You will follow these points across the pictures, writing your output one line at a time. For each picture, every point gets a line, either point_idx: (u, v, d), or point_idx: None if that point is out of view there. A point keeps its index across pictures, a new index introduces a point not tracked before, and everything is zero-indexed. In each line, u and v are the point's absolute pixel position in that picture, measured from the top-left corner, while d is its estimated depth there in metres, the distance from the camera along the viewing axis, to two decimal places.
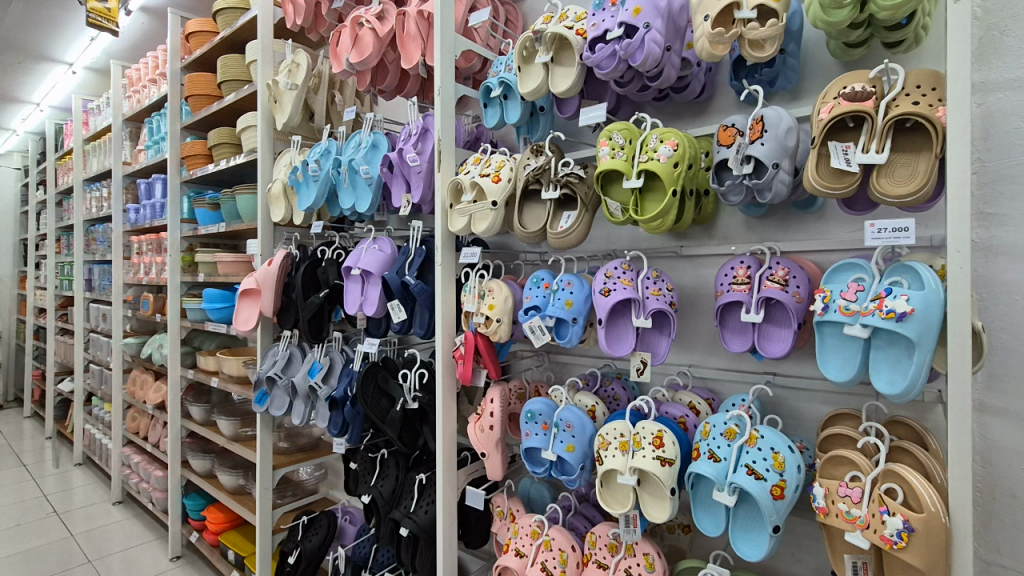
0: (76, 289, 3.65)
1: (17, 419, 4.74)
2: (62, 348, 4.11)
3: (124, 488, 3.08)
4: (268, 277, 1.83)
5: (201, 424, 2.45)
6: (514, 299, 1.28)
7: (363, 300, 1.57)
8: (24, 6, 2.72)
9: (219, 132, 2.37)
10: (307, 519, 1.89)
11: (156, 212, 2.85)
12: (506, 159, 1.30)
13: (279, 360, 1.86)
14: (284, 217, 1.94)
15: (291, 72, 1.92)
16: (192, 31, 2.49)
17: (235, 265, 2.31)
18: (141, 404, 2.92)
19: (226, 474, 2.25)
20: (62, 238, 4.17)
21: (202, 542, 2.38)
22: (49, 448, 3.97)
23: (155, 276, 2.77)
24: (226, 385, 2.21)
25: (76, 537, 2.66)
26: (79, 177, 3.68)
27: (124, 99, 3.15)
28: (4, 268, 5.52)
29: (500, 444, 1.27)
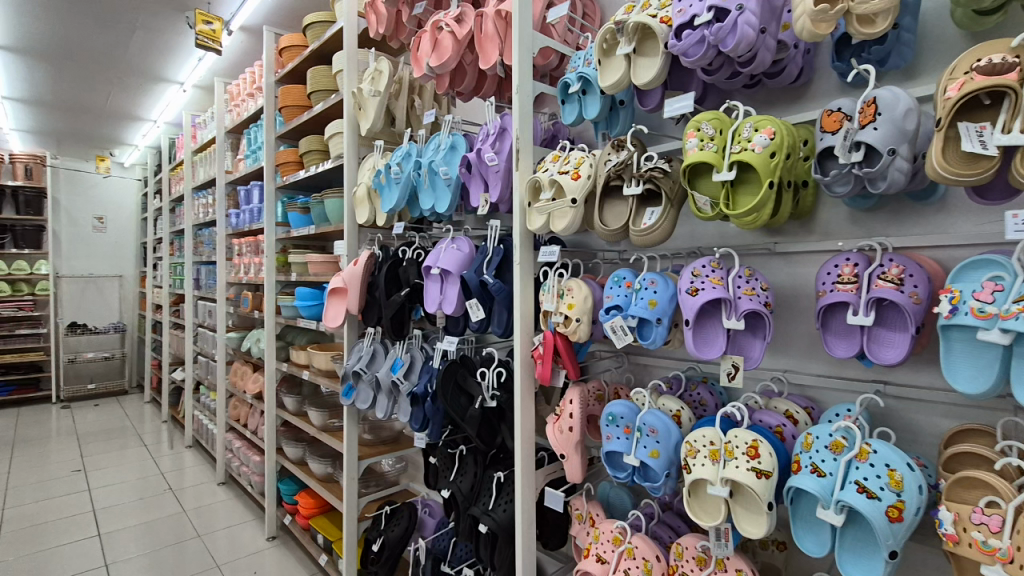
0: (187, 287, 4.03)
1: (139, 403, 5.31)
2: (175, 341, 4.56)
3: (227, 470, 3.36)
4: (353, 277, 1.92)
5: (293, 414, 2.62)
6: (593, 299, 1.25)
7: (442, 299, 1.60)
8: (145, 34, 3.04)
9: (309, 140, 2.52)
10: (390, 510, 1.96)
11: (254, 217, 3.08)
12: (586, 155, 1.26)
13: (364, 356, 1.94)
14: (367, 218, 2.03)
15: (374, 79, 2.00)
16: (285, 46, 2.66)
17: (324, 265, 2.45)
18: (242, 393, 3.17)
19: (315, 462, 2.39)
20: (175, 241, 4.63)
21: (294, 525, 2.54)
22: (165, 430, 4.42)
23: (254, 275, 3.00)
24: (316, 378, 2.35)
25: (187, 514, 2.93)
26: (189, 185, 4.06)
27: (226, 113, 3.44)
28: (127, 268, 6.22)
29: (579, 447, 1.25)
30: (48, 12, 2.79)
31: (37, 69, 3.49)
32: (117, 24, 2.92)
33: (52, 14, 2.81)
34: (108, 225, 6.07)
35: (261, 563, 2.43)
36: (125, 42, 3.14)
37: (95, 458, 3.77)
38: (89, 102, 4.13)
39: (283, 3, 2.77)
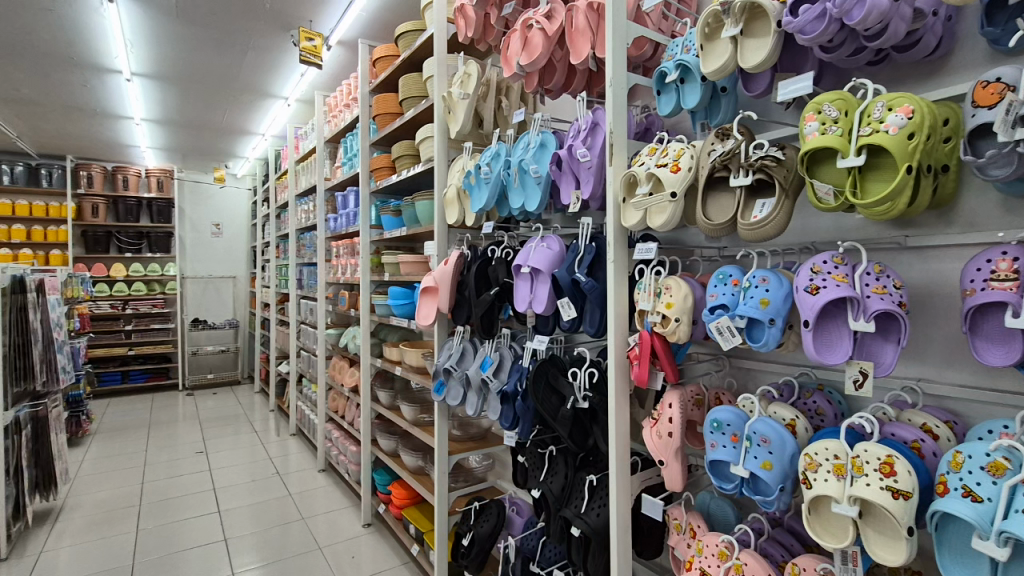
0: (291, 287, 4.36)
1: (250, 393, 5.82)
2: (280, 337, 4.94)
3: (326, 458, 3.59)
4: (445, 276, 1.96)
5: (386, 408, 2.74)
6: (694, 298, 1.18)
7: (533, 298, 1.59)
8: (256, 54, 3.31)
9: (401, 145, 2.62)
10: (478, 505, 2.00)
11: (350, 220, 3.26)
12: (686, 146, 1.20)
13: (454, 353, 1.99)
14: (457, 219, 2.07)
15: (463, 83, 2.03)
16: (379, 57, 2.80)
17: (415, 265, 2.54)
18: (339, 386, 3.37)
19: (407, 454, 2.49)
20: (280, 245, 5.02)
21: (388, 513, 2.66)
22: (273, 419, 4.81)
23: (350, 276, 3.18)
24: (408, 374, 2.44)
25: (293, 497, 3.16)
26: (292, 193, 4.38)
27: (326, 124, 3.68)
28: (240, 270, 6.85)
29: (679, 454, 1.18)
30: (178, 40, 3.12)
31: (168, 93, 3.92)
32: (233, 46, 3.21)
33: (181, 43, 3.15)
34: (223, 231, 6.72)
35: (358, 548, 2.56)
36: (239, 63, 3.44)
37: (215, 441, 4.18)
38: (209, 119, 4.58)
39: (377, 15, 2.91)
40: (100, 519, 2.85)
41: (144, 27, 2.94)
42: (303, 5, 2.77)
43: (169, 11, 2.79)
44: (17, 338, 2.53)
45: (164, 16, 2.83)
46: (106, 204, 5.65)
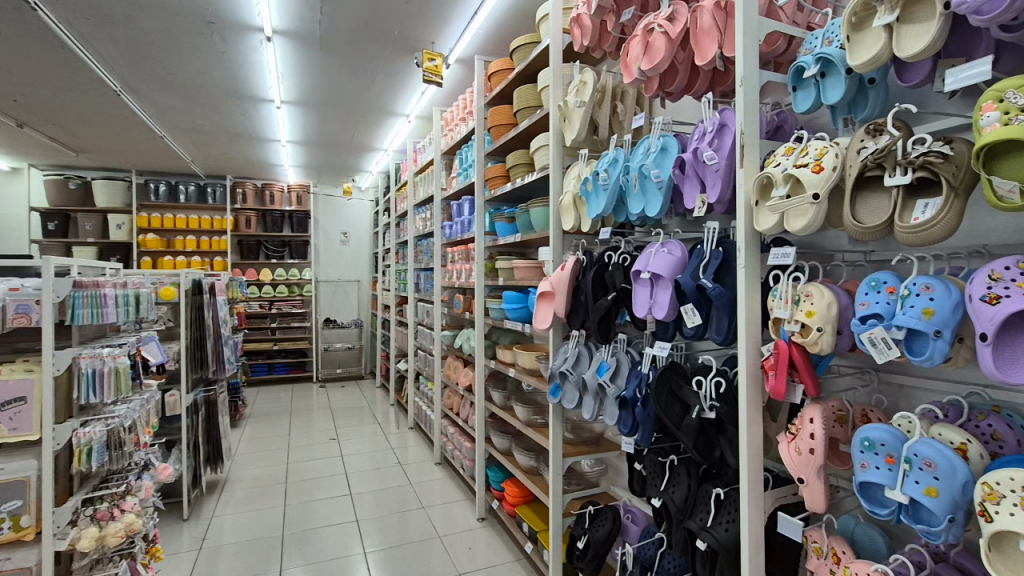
0: (410, 290, 4.67)
1: (372, 387, 6.32)
2: (399, 336, 5.32)
3: (442, 452, 3.80)
4: (561, 281, 2.00)
5: (500, 407, 2.85)
6: (839, 306, 1.10)
7: (653, 304, 1.58)
8: (385, 76, 3.61)
9: (515, 155, 2.72)
10: (593, 510, 2.02)
11: (465, 227, 3.44)
12: (829, 145, 1.13)
13: (570, 357, 2.02)
14: (573, 226, 2.11)
15: (579, 91, 2.06)
16: (494, 71, 2.93)
17: (528, 270, 2.61)
18: (455, 384, 3.56)
19: (521, 454, 2.56)
20: (399, 251, 5.41)
21: (501, 510, 2.75)
22: (392, 412, 5.19)
23: (466, 280, 3.35)
24: (522, 376, 2.52)
25: (413, 486, 3.39)
26: (412, 203, 4.70)
27: (442, 137, 3.92)
28: (363, 274, 7.47)
29: (822, 472, 1.11)
30: (319, 70, 3.50)
31: (309, 117, 4.40)
32: (365, 71, 3.53)
33: (322, 72, 3.52)
34: (350, 239, 7.37)
35: (473, 540, 2.68)
36: (369, 86, 3.78)
37: (344, 430, 4.59)
38: (341, 138, 5.07)
39: (493, 32, 3.04)
40: (255, 493, 3.26)
41: (292, 61, 3.34)
42: (426, 28, 2.97)
43: (315, 45, 3.14)
44: (196, 333, 2.98)
45: (311, 49, 3.19)
46: (256, 216, 6.46)
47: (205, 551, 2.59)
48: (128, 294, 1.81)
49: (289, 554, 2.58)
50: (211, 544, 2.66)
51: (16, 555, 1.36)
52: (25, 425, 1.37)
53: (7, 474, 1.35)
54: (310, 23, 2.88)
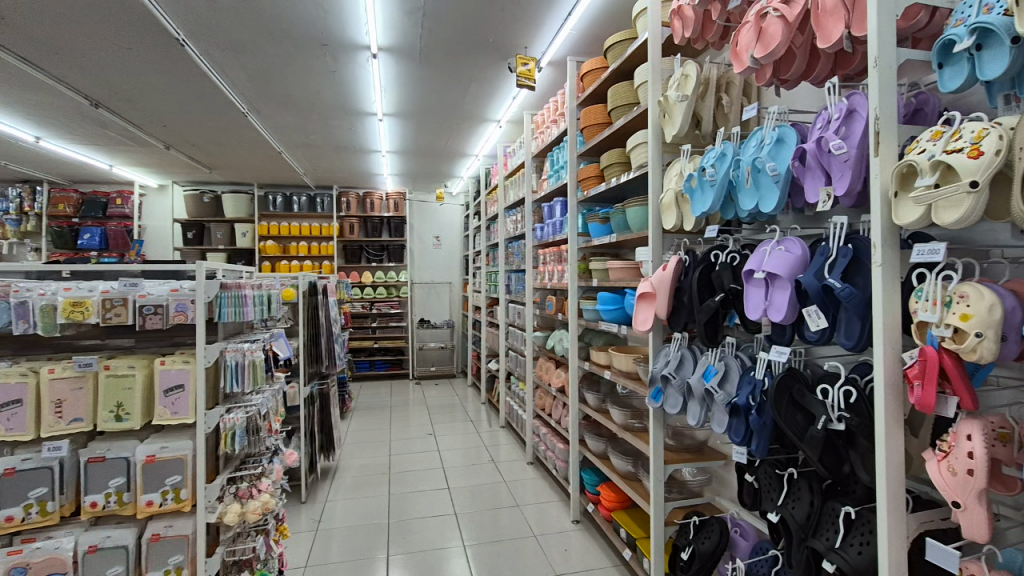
0: (501, 291, 4.76)
1: (464, 386, 6.50)
2: (490, 336, 5.43)
3: (534, 452, 3.83)
4: (664, 281, 1.94)
5: (595, 409, 2.82)
6: (1004, 309, 0.96)
7: (769, 305, 1.48)
8: (479, 83, 3.71)
9: (610, 154, 2.67)
10: (698, 520, 1.94)
11: (556, 229, 3.45)
12: (989, 125, 0.99)
13: (672, 360, 1.96)
14: (675, 224, 2.04)
15: (681, 84, 1.98)
16: (587, 71, 2.91)
17: (624, 270, 2.56)
18: (547, 385, 3.57)
19: (617, 458, 2.52)
20: (490, 253, 5.53)
21: (597, 514, 2.72)
22: (484, 411, 5.31)
23: (558, 281, 3.36)
24: (619, 378, 2.47)
25: (506, 485, 3.44)
26: (502, 206, 4.79)
27: (533, 140, 3.95)
28: (455, 276, 7.72)
29: (984, 497, 0.98)
30: (418, 81, 3.67)
31: (407, 127, 4.64)
32: (460, 80, 3.65)
33: (421, 83, 3.69)
34: (442, 243, 7.66)
35: (568, 542, 2.67)
36: (463, 94, 3.90)
37: (440, 426, 4.77)
38: (435, 146, 5.29)
39: (586, 32, 3.02)
40: (361, 482, 3.48)
41: (394, 75, 3.53)
42: (520, 33, 3.02)
43: (415, 59, 3.31)
44: (311, 331, 3.24)
45: (411, 63, 3.35)
46: (358, 223, 6.92)
47: (320, 533, 2.82)
48: (263, 294, 2.01)
49: (394, 542, 2.72)
50: (325, 527, 2.88)
51: (177, 523, 1.55)
52: (184, 409, 1.55)
53: (170, 451, 1.53)
54: (411, 38, 3.03)
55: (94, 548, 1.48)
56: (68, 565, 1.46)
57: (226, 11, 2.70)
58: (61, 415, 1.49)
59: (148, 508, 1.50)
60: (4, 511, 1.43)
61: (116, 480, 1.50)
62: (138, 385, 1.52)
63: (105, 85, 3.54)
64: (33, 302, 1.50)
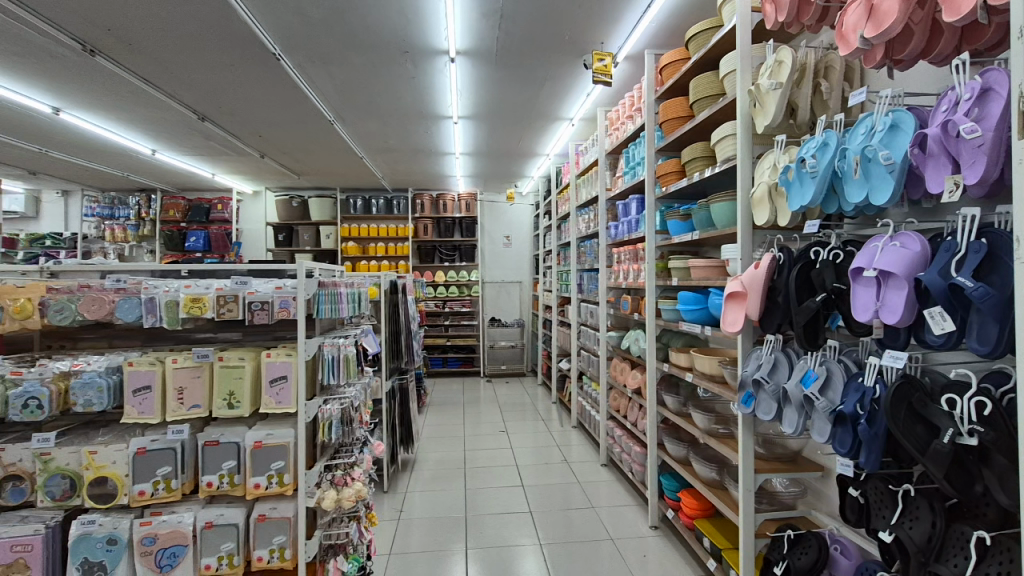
0: (573, 291, 4.72)
1: (534, 385, 6.52)
2: (561, 336, 5.41)
3: (608, 454, 3.77)
4: (755, 281, 1.84)
5: (675, 413, 2.73)
6: None
7: (881, 305, 1.35)
8: (554, 82, 3.69)
9: (692, 149, 2.57)
10: (793, 535, 1.83)
11: (632, 227, 3.38)
12: None
13: (765, 364, 1.86)
14: (768, 220, 1.92)
15: (775, 72, 1.86)
16: (666, 63, 2.82)
17: (707, 269, 2.45)
18: (622, 386, 3.50)
19: (700, 464, 2.42)
20: (561, 252, 5.51)
21: (677, 521, 2.63)
22: (555, 410, 5.30)
23: (634, 280, 3.28)
24: (702, 381, 2.37)
25: (580, 485, 3.41)
26: (574, 205, 4.74)
27: (607, 137, 3.89)
28: (524, 275, 7.76)
29: None
30: (494, 83, 3.71)
31: (481, 129, 4.71)
32: (534, 79, 3.65)
33: (496, 85, 3.74)
34: (513, 243, 7.72)
35: (646, 548, 2.60)
36: (538, 93, 3.90)
37: (512, 424, 4.81)
38: (507, 147, 5.34)
39: (666, 23, 2.93)
40: (438, 475, 3.58)
41: (470, 78, 3.60)
42: (596, 29, 2.98)
43: (491, 61, 3.35)
44: (392, 328, 3.37)
45: (487, 65, 3.40)
46: (432, 224, 7.12)
47: (401, 522, 2.92)
48: (354, 292, 2.12)
49: (471, 535, 2.77)
50: (406, 517, 2.98)
51: (280, 506, 1.66)
52: (287, 399, 1.65)
53: (275, 438, 1.64)
54: (488, 40, 3.08)
55: (210, 524, 1.61)
56: (188, 538, 1.59)
57: (317, 25, 2.85)
58: (182, 401, 1.63)
59: (256, 490, 1.61)
60: (136, 486, 1.59)
61: (228, 463, 1.63)
62: (247, 375, 1.64)
63: (210, 100, 3.87)
64: (159, 298, 1.66)
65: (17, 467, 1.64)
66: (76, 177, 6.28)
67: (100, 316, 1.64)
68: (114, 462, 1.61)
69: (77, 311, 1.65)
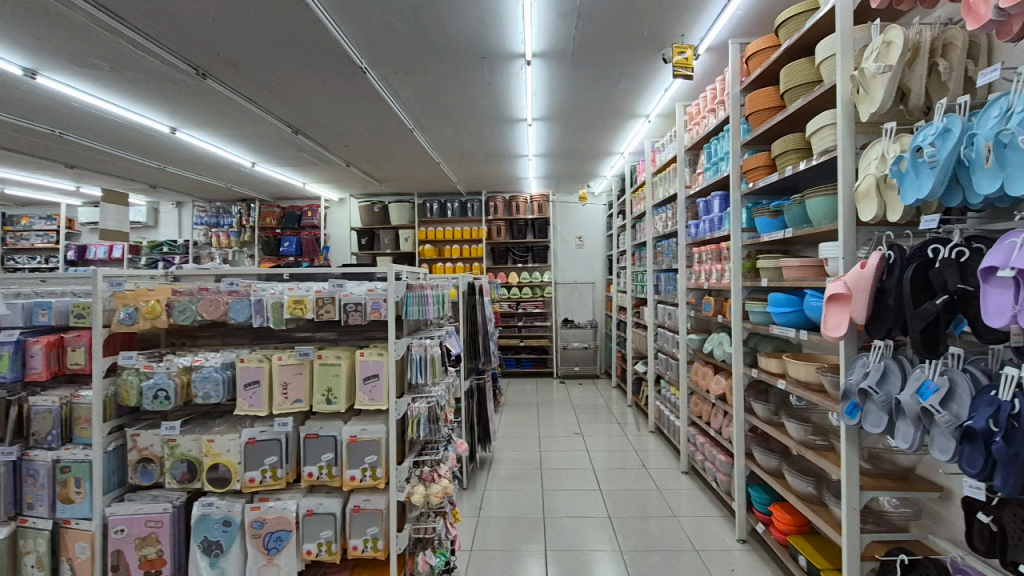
0: (650, 291, 4.60)
1: (608, 387, 6.41)
2: (636, 338, 5.28)
3: (690, 461, 3.63)
4: (861, 282, 1.69)
5: (764, 421, 2.58)
6: None
7: (1020, 310, 1.19)
8: (630, 79, 3.62)
9: (784, 141, 2.42)
10: (908, 560, 1.66)
11: (715, 225, 3.24)
12: None
13: (872, 372, 1.71)
14: (876, 215, 1.77)
15: (883, 54, 1.69)
16: (753, 52, 2.67)
17: (801, 269, 2.29)
18: (704, 392, 3.36)
19: (795, 477, 2.27)
20: (636, 253, 5.38)
21: (769, 536, 2.47)
22: (631, 414, 5.18)
23: (717, 281, 3.13)
24: (797, 389, 2.22)
25: (660, 492, 3.31)
26: (650, 204, 4.61)
27: (686, 133, 3.75)
28: (597, 276, 7.67)
29: None
30: (568, 83, 3.70)
31: (555, 130, 4.71)
32: (611, 77, 3.59)
33: (571, 85, 3.72)
34: (585, 244, 7.67)
35: (735, 562, 2.48)
36: (613, 91, 3.84)
37: (586, 426, 4.76)
38: (581, 147, 5.30)
39: (753, 9, 2.79)
40: (514, 475, 3.61)
41: (546, 79, 3.61)
42: (676, 21, 2.88)
43: (567, 62, 3.34)
44: (470, 328, 3.44)
45: (563, 66, 3.39)
46: (505, 226, 7.20)
47: (480, 519, 2.98)
48: (440, 295, 2.19)
49: (549, 537, 2.76)
50: (485, 514, 3.04)
51: (373, 498, 1.74)
52: (379, 396, 1.73)
53: (368, 434, 1.72)
54: (565, 41, 3.06)
55: (311, 512, 1.72)
56: (292, 524, 1.71)
57: (400, 37, 2.97)
58: (287, 395, 1.75)
59: (352, 482, 1.70)
60: (247, 473, 1.72)
61: (326, 455, 1.73)
62: (343, 372, 1.74)
63: (302, 114, 4.14)
64: (267, 300, 1.80)
65: (149, 450, 1.84)
66: (188, 189, 6.94)
67: (217, 316, 1.80)
68: (228, 450, 1.76)
69: (198, 311, 1.81)
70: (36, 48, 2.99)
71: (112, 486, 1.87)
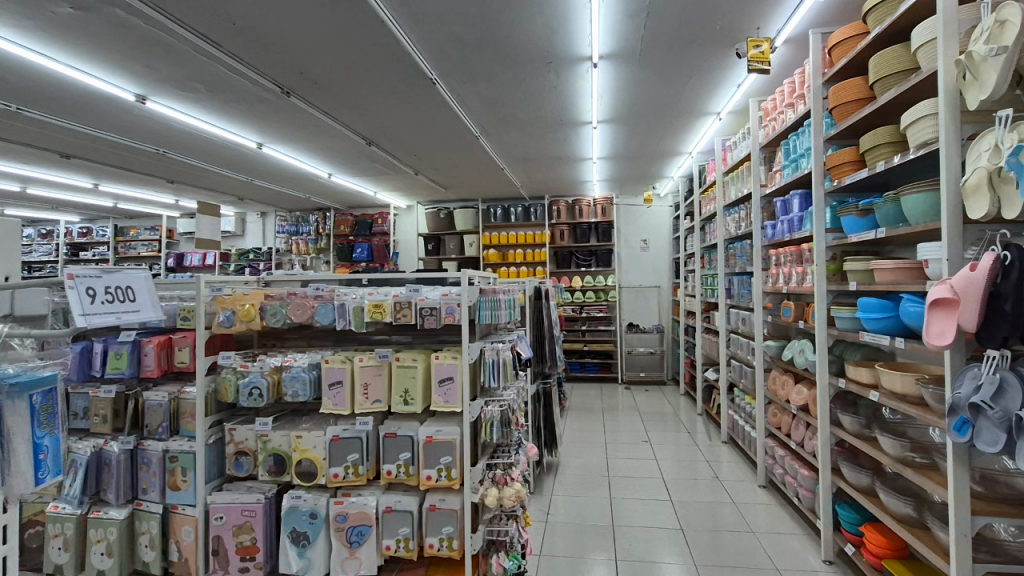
0: (721, 295, 4.42)
1: (676, 394, 6.22)
2: (706, 343, 5.09)
3: (767, 475, 3.44)
4: (971, 286, 1.54)
5: (854, 435, 2.41)
6: None
7: None
8: (701, 76, 3.52)
9: (874, 135, 2.25)
10: None
11: (794, 226, 3.07)
12: None
13: (986, 384, 1.54)
14: (988, 212, 1.61)
15: (996, 36, 1.54)
16: (837, 42, 2.51)
17: (896, 272, 2.13)
18: (783, 402, 3.18)
19: (891, 496, 2.10)
20: (705, 255, 5.18)
21: (861, 559, 2.30)
22: (701, 422, 4.99)
23: (797, 285, 2.97)
24: (893, 401, 2.06)
25: (735, 506, 3.16)
26: (721, 204, 4.43)
27: (761, 129, 3.59)
28: (663, 279, 7.48)
29: None
30: (635, 84, 3.65)
31: (620, 131, 4.65)
32: (680, 76, 3.51)
33: (638, 85, 3.66)
34: (650, 246, 7.54)
35: None
36: (682, 90, 3.74)
37: (654, 434, 4.64)
38: (647, 148, 5.20)
39: None
40: (581, 481, 3.58)
41: (612, 81, 3.57)
42: (752, 14, 2.77)
43: (634, 62, 3.30)
44: (536, 331, 3.45)
45: (630, 66, 3.35)
46: (568, 229, 7.18)
47: (548, 524, 2.97)
48: (511, 300, 2.22)
49: (619, 546, 2.71)
50: (553, 520, 3.02)
51: (448, 498, 1.78)
52: (453, 398, 1.77)
53: (444, 435, 1.77)
54: (633, 41, 3.02)
55: (390, 509, 1.78)
56: (372, 520, 1.77)
57: (470, 47, 3.03)
58: (367, 395, 1.83)
59: (428, 481, 1.75)
60: (332, 468, 1.81)
61: (404, 454, 1.79)
62: (420, 375, 1.79)
63: (375, 126, 4.32)
64: (348, 304, 1.88)
65: (245, 444, 1.98)
66: (271, 200, 7.43)
67: (304, 319, 1.91)
68: (315, 446, 1.86)
69: (287, 314, 1.93)
70: (145, 76, 3.32)
71: (212, 476, 2.04)
